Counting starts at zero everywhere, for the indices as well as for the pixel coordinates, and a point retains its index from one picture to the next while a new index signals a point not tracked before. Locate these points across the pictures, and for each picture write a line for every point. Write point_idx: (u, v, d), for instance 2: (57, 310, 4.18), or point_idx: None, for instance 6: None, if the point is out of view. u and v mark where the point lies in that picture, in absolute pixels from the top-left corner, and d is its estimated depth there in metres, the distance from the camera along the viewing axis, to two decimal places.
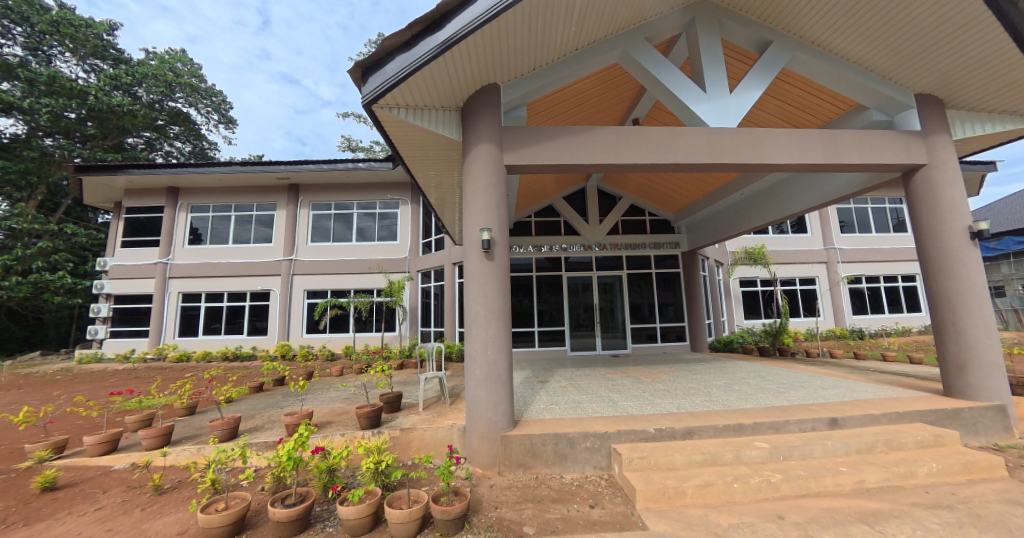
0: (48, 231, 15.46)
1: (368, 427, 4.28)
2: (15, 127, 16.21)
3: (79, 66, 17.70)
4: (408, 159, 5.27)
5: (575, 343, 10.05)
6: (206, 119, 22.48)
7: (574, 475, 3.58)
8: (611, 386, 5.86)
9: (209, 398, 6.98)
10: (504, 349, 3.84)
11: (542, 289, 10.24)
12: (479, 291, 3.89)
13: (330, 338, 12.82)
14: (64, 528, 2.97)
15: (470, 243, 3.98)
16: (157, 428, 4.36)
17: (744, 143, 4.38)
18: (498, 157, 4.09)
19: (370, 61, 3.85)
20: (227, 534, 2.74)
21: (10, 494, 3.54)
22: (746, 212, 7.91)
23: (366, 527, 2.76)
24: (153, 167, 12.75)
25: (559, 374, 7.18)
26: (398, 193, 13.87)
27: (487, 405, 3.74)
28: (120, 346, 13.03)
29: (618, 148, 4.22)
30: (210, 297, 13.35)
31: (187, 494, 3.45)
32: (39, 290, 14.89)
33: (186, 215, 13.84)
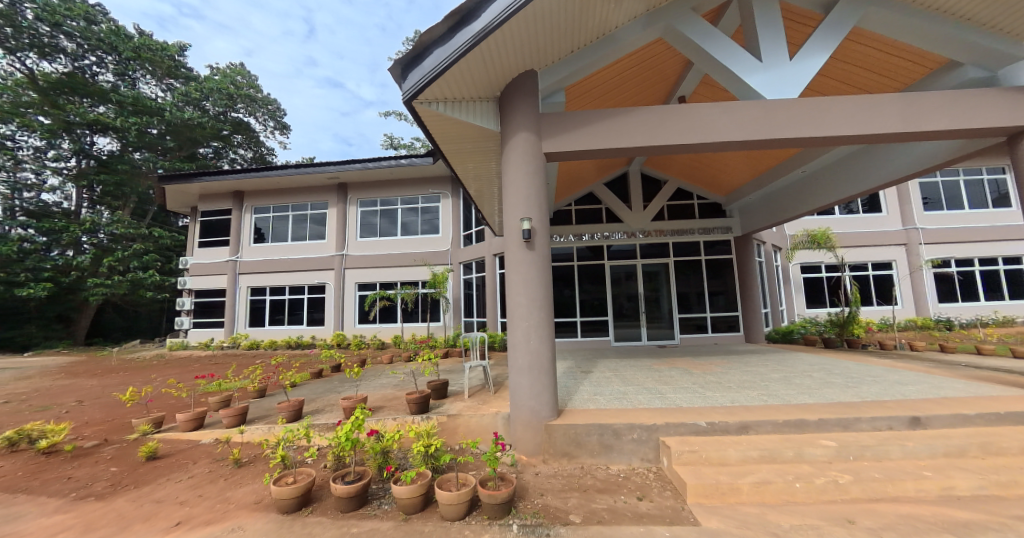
0: (140, 235, 17.44)
1: (418, 412, 4.47)
2: (111, 145, 18.35)
3: (157, 85, 20.14)
4: (447, 153, 5.35)
5: (619, 333, 9.82)
6: (264, 127, 24.25)
7: (621, 466, 3.52)
8: (657, 377, 5.68)
9: (276, 382, 7.61)
10: (547, 339, 3.83)
11: (583, 279, 10.08)
12: (521, 282, 3.88)
13: (380, 328, 13.48)
14: (166, 492, 3.39)
15: (510, 233, 3.97)
16: (235, 408, 4.85)
17: (806, 115, 3.99)
18: (537, 146, 4.04)
19: (409, 58, 3.94)
20: (297, 506, 2.98)
21: (123, 460, 4.11)
22: (805, 190, 7.35)
23: (418, 506, 2.89)
24: (220, 173, 13.95)
25: (603, 365, 7.08)
26: (439, 187, 14.11)
27: (530, 395, 3.76)
28: (202, 335, 14.52)
29: (665, 127, 4.01)
30: (274, 290, 14.52)
31: (261, 467, 3.80)
32: (136, 288, 16.89)
33: (250, 216, 15.07)
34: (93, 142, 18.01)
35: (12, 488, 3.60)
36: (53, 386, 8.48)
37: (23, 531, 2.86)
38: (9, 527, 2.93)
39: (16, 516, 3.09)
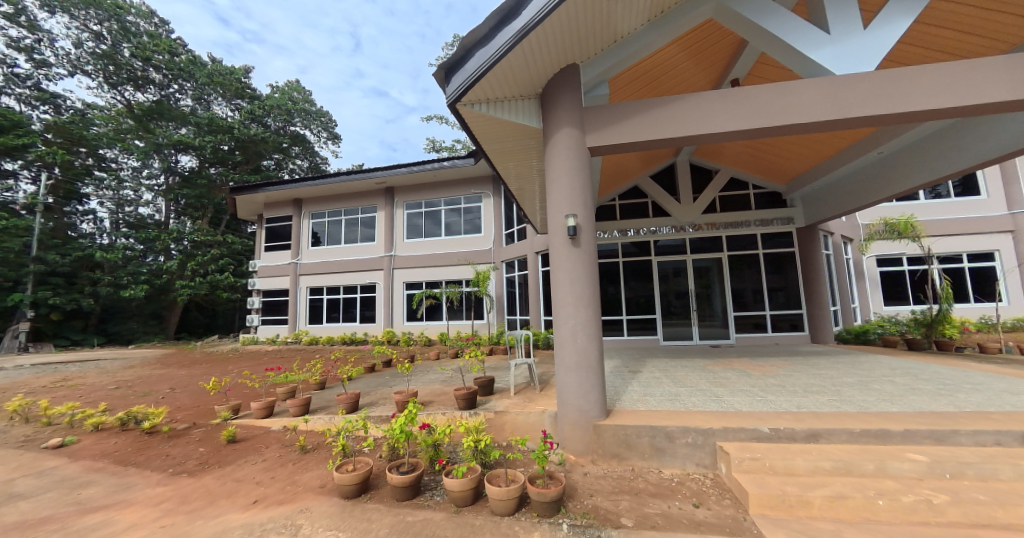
0: (217, 241, 19.33)
1: (466, 408, 4.56)
2: (191, 161, 20.48)
3: (227, 106, 22.16)
4: (490, 152, 5.41)
5: (667, 332, 9.42)
6: (318, 138, 25.94)
7: (674, 471, 3.38)
8: (711, 379, 5.36)
9: (334, 375, 8.13)
10: (595, 337, 3.75)
11: (629, 276, 9.77)
12: (567, 279, 3.83)
13: (426, 325, 13.94)
14: (245, 472, 3.74)
15: (555, 230, 3.92)
16: (301, 399, 5.24)
17: (884, 89, 3.59)
18: (581, 140, 3.97)
19: (452, 62, 4.02)
20: (356, 493, 3.15)
21: (209, 441, 4.58)
22: (882, 174, 6.64)
23: (469, 500, 2.95)
24: (281, 183, 15.09)
25: (651, 364, 6.83)
26: (481, 187, 14.25)
27: (578, 394, 3.70)
28: (269, 331, 15.84)
29: (718, 113, 3.77)
30: (330, 289, 15.50)
31: (324, 454, 4.07)
32: (214, 288, 18.76)
33: (308, 221, 16.18)
34: (178, 160, 20.22)
35: (124, 461, 4.14)
36: (151, 374, 9.66)
37: (133, 500, 3.28)
38: (122, 495, 3.37)
39: (127, 486, 3.55)
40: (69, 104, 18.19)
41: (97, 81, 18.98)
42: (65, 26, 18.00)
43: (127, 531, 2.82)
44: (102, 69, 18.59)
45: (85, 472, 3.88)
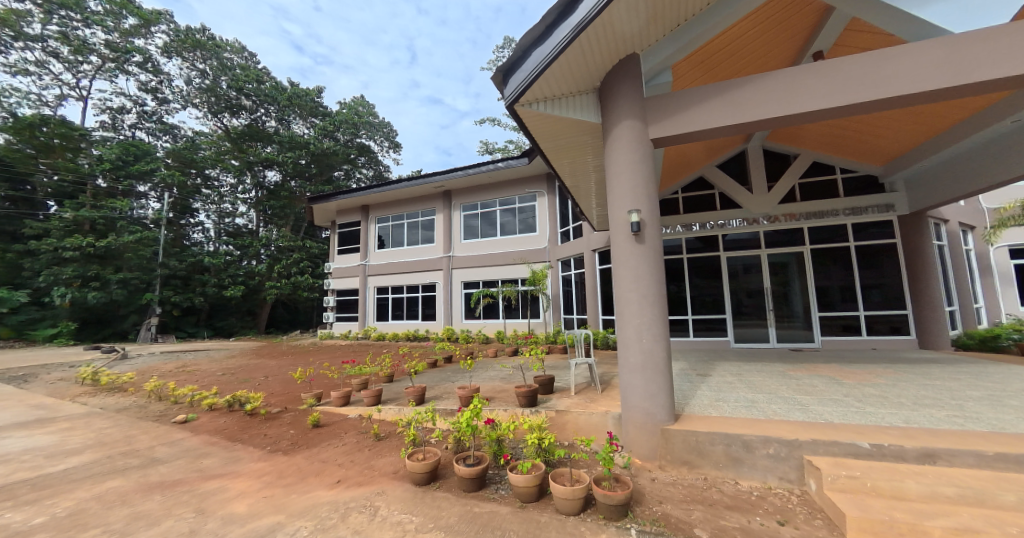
0: (297, 246, 21.40)
1: (527, 405, 4.60)
2: (276, 176, 22.85)
3: (304, 124, 24.46)
4: (546, 150, 5.39)
5: (739, 333, 8.71)
6: (381, 147, 27.68)
7: (754, 484, 3.12)
8: (794, 386, 4.86)
9: (400, 370, 8.61)
10: (661, 336, 3.58)
11: (695, 273, 9.19)
12: (630, 277, 3.69)
13: (484, 323, 14.24)
14: (328, 454, 4.10)
15: (617, 226, 3.80)
16: (373, 390, 5.64)
17: (1014, 47, 3.04)
18: (644, 132, 3.80)
19: (510, 63, 4.09)
20: (425, 481, 3.32)
21: (297, 425, 5.10)
22: (1018, 146, 5.57)
23: (534, 496, 2.97)
24: (350, 192, 16.37)
25: (722, 368, 6.37)
26: (535, 186, 14.19)
27: (645, 395, 3.54)
28: (343, 327, 17.24)
29: (800, 90, 3.41)
30: (395, 289, 16.47)
31: (396, 442, 4.33)
32: (295, 288, 20.83)
33: (374, 226, 17.37)
34: (265, 176, 22.72)
35: (232, 437, 4.76)
36: (249, 363, 10.98)
37: (240, 471, 3.75)
38: (233, 467, 3.87)
39: (236, 459, 4.07)
40: (182, 133, 21.43)
41: (204, 112, 22.08)
42: (179, 67, 21.04)
43: (238, 499, 3.22)
44: (206, 101, 21.58)
45: (205, 444, 4.52)
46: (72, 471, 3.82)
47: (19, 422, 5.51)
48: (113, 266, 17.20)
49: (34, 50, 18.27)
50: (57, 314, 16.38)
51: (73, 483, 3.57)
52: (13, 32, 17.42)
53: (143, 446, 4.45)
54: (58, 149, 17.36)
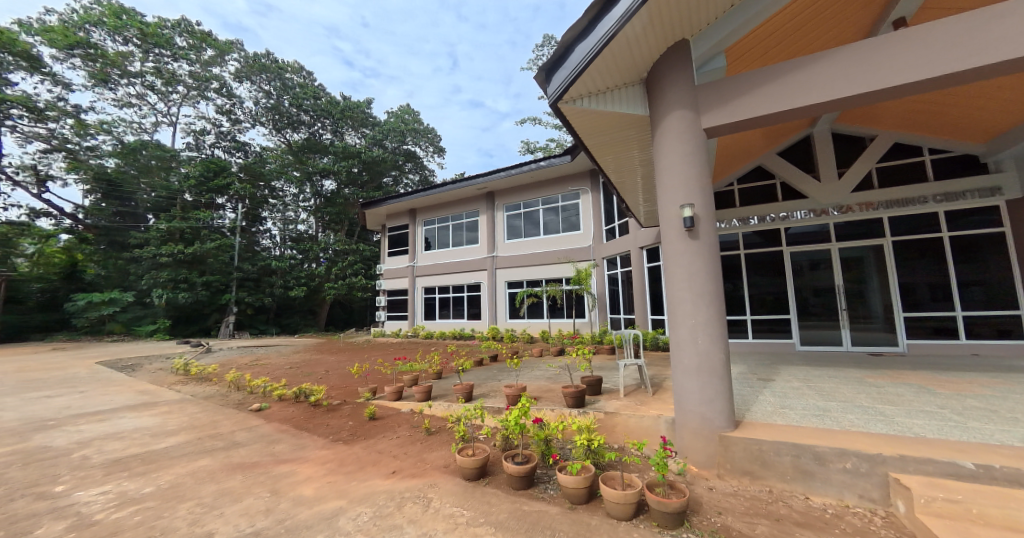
0: (352, 249, 22.72)
1: (575, 406, 4.54)
2: (331, 185, 24.39)
3: (355, 135, 25.91)
4: (591, 146, 5.29)
5: (806, 335, 8.01)
6: (426, 153, 28.59)
7: (828, 501, 2.86)
8: (874, 395, 4.38)
9: (448, 367, 8.86)
10: (719, 338, 3.37)
11: (754, 270, 8.60)
12: (683, 275, 3.51)
13: (529, 323, 14.26)
14: (383, 446, 4.31)
15: (668, 222, 3.64)
16: (424, 386, 5.85)
17: None
18: (696, 122, 3.61)
19: (554, 60, 4.06)
20: (475, 476, 3.38)
21: (355, 417, 5.40)
22: None
23: (584, 498, 2.93)
24: (399, 196, 17.10)
25: (786, 372, 5.89)
26: (578, 184, 13.96)
27: (701, 400, 3.36)
28: (394, 326, 18.07)
29: (878, 65, 3.06)
30: (442, 289, 16.96)
31: (445, 437, 4.47)
32: (351, 289, 22.06)
33: (421, 228, 18.02)
34: (322, 185, 24.28)
35: (299, 426, 5.15)
36: (311, 358, 11.83)
37: (307, 458, 4.04)
38: (301, 453, 4.18)
39: (303, 446, 4.40)
40: (251, 149, 23.50)
41: (269, 129, 24.06)
42: (248, 89, 23.10)
43: (306, 482, 3.48)
44: (271, 119, 23.52)
45: (276, 431, 4.92)
46: (171, 449, 4.33)
47: (129, 404, 6.35)
48: (198, 270, 19.28)
49: (134, 85, 21.00)
50: (156, 313, 18.80)
51: (171, 459, 4.05)
52: (120, 71, 20.22)
53: (225, 431, 4.94)
54: (154, 169, 20.25)
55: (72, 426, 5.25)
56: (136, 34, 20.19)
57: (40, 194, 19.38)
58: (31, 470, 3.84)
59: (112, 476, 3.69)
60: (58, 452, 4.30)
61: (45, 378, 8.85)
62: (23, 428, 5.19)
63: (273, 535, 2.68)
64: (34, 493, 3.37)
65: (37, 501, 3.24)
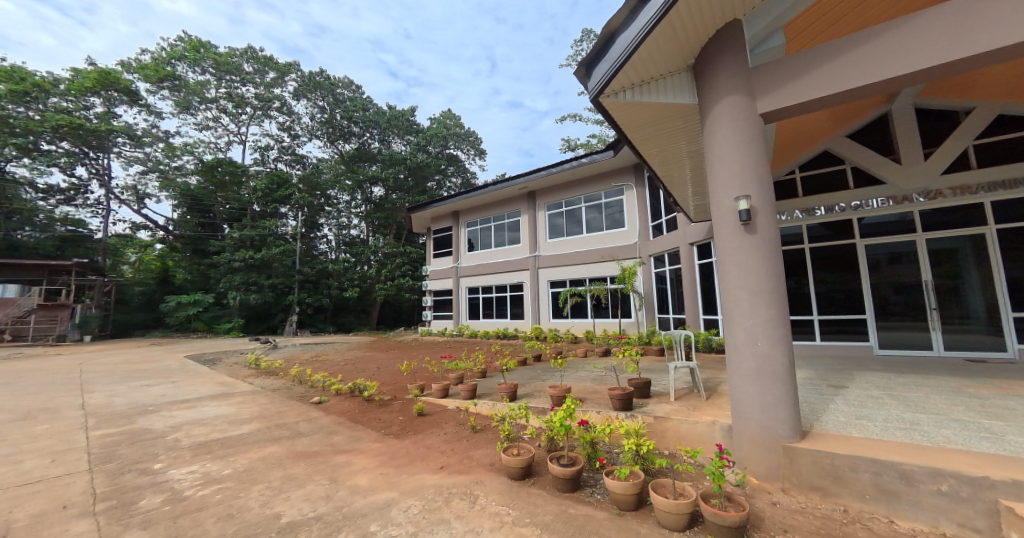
0: (399, 252, 23.66)
1: (622, 409, 4.39)
2: (380, 191, 25.55)
3: (400, 142, 26.96)
4: (636, 140, 5.10)
5: (885, 337, 7.21)
6: (468, 156, 29.09)
7: (917, 526, 2.53)
8: (976, 409, 3.81)
9: (493, 366, 8.95)
10: (781, 339, 3.10)
11: (821, 265, 7.88)
12: (739, 272, 3.27)
13: (573, 323, 14.06)
14: (432, 441, 4.43)
15: (721, 216, 3.41)
16: (469, 384, 5.94)
17: None
18: (751, 108, 3.34)
19: (594, 52, 3.96)
20: (520, 476, 3.36)
21: (405, 412, 5.61)
22: None
23: (633, 505, 2.81)
24: (442, 199, 17.57)
25: (862, 379, 5.32)
26: (622, 180, 13.54)
27: (761, 406, 3.11)
28: (440, 325, 18.60)
29: (973, 28, 2.66)
30: (485, 288, 17.19)
31: (491, 435, 4.50)
32: (399, 289, 22.97)
33: (464, 230, 18.40)
34: (371, 191, 25.48)
35: (354, 419, 5.43)
36: (364, 356, 12.49)
37: (362, 449, 4.25)
38: (356, 445, 4.40)
39: (358, 438, 4.63)
40: (308, 161, 25.20)
41: (324, 141, 25.64)
42: (305, 106, 24.81)
43: (361, 473, 3.65)
44: (326, 132, 25.09)
45: (334, 423, 5.23)
46: (246, 435, 4.74)
47: (212, 394, 7.05)
48: (265, 274, 20.99)
49: (211, 109, 23.33)
50: (231, 313, 20.74)
51: (246, 444, 4.42)
52: (199, 98, 22.55)
53: (290, 421, 5.32)
54: (228, 184, 22.24)
55: (166, 411, 5.91)
56: (211, 65, 22.50)
57: (139, 209, 22.19)
58: (136, 448, 4.37)
59: (198, 457, 4.10)
60: (156, 434, 4.85)
61: (146, 368, 10.07)
62: (129, 411, 5.92)
63: (332, 520, 2.83)
64: (137, 469, 3.83)
65: (140, 476, 3.67)
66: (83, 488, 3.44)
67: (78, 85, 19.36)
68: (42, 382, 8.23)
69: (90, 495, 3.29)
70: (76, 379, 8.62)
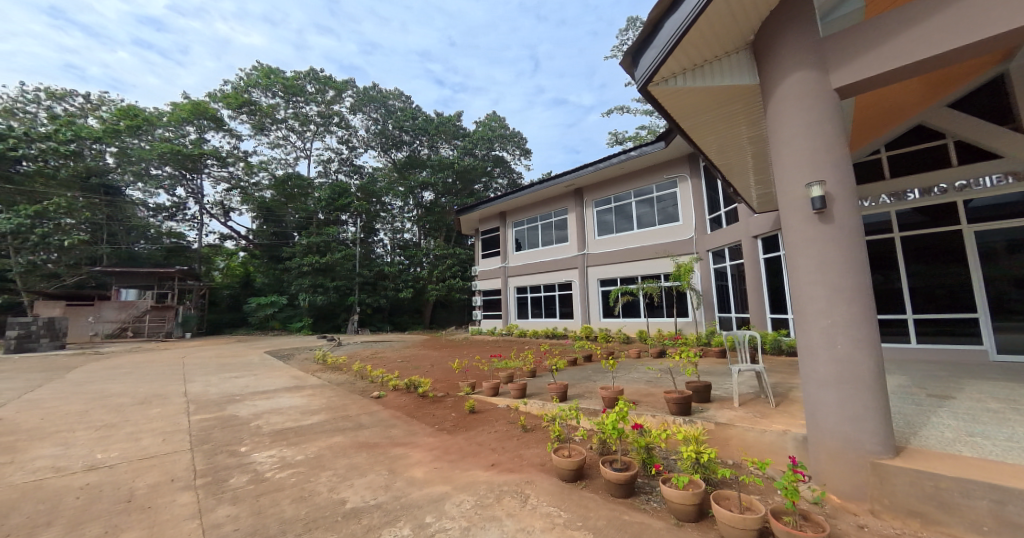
0: (449, 253, 24.33)
1: (680, 413, 4.15)
2: (431, 196, 26.51)
3: (448, 147, 27.70)
4: (689, 128, 4.79)
5: (1004, 340, 6.11)
6: (513, 157, 29.17)
7: None
8: None
9: (542, 366, 8.90)
10: (867, 341, 2.74)
11: (914, 257, 6.93)
12: (814, 266, 2.94)
13: (624, 322, 13.58)
14: (483, 439, 4.48)
15: (790, 205, 3.08)
16: (519, 383, 5.94)
17: None
18: (823, 83, 2.99)
19: (641, 39, 3.77)
20: (572, 479, 3.28)
21: (456, 409, 5.73)
22: None
23: (692, 516, 2.63)
24: (489, 200, 17.81)
25: (971, 388, 4.58)
26: (674, 171, 12.84)
27: (842, 416, 2.77)
28: (489, 324, 18.89)
29: None
30: (534, 288, 17.18)
31: (542, 436, 4.46)
32: (450, 290, 23.66)
33: (511, 230, 18.52)
34: (422, 196, 26.46)
35: (410, 413, 5.65)
36: (418, 353, 13.02)
37: (417, 443, 4.40)
38: (412, 439, 4.56)
39: (414, 432, 4.81)
40: (365, 170, 26.73)
41: (378, 151, 27.04)
42: (361, 119, 26.34)
43: (417, 465, 3.77)
44: (380, 143, 26.51)
45: (392, 417, 5.47)
46: (316, 425, 5.11)
47: (286, 386, 7.70)
48: (329, 277, 22.60)
49: (281, 129, 25.54)
50: (301, 312, 22.60)
51: (316, 434, 4.76)
52: (271, 120, 24.80)
53: (354, 413, 5.66)
54: (297, 196, 24.24)
55: (250, 400, 6.55)
56: (280, 89, 24.65)
57: (225, 221, 24.90)
58: (226, 432, 4.88)
59: (276, 443, 4.47)
60: (242, 420, 5.38)
61: (233, 362, 11.27)
62: (220, 399, 6.64)
63: (391, 509, 2.95)
64: (227, 451, 4.26)
65: (229, 457, 4.08)
66: (186, 464, 3.89)
67: (176, 116, 22.11)
68: (155, 372, 9.51)
69: (191, 471, 3.72)
70: (180, 370, 9.86)
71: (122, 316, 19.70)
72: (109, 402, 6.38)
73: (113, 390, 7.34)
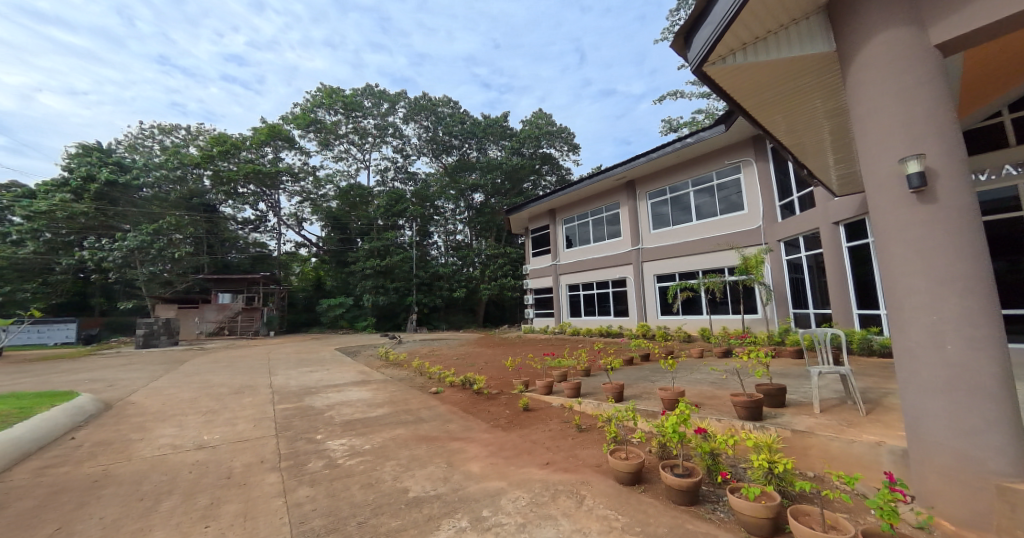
0: (501, 253, 24.58)
1: (749, 418, 3.81)
2: (481, 198, 27.03)
3: (496, 148, 27.99)
4: (754, 107, 4.38)
5: None
6: (562, 153, 28.75)
7: None
8: None
9: (597, 365, 8.70)
10: (987, 341, 2.30)
11: None
12: (913, 254, 2.53)
13: (685, 320, 12.85)
14: (537, 437, 4.45)
15: (880, 186, 2.69)
16: (573, 382, 5.82)
17: None
18: (918, 41, 2.57)
19: (695, 16, 3.50)
20: (630, 482, 3.14)
21: (510, 406, 5.76)
22: None
23: (767, 530, 2.39)
24: (538, 198, 17.75)
25: None
26: (737, 156, 11.88)
27: (956, 430, 2.34)
28: (542, 322, 18.84)
29: None
30: (586, 285, 16.86)
31: (597, 436, 4.33)
32: (502, 289, 23.91)
33: (561, 227, 18.31)
34: (472, 198, 27.03)
35: (466, 409, 5.78)
36: (473, 351, 13.33)
37: (474, 438, 4.47)
38: (468, 434, 4.66)
39: (470, 427, 4.91)
40: (418, 176, 27.89)
41: (431, 156, 28.05)
42: (413, 128, 27.45)
43: (474, 460, 3.84)
44: (432, 149, 27.54)
45: (449, 412, 5.63)
46: (381, 417, 5.40)
47: (354, 380, 8.25)
48: (389, 278, 23.90)
49: (343, 143, 27.31)
50: (366, 312, 24.17)
51: (380, 425, 5.03)
52: (335, 135, 26.61)
53: (414, 407, 5.92)
54: (359, 204, 25.91)
55: (323, 393, 7.09)
56: (342, 106, 26.39)
57: (298, 230, 27.24)
58: (305, 421, 5.32)
59: (346, 432, 4.79)
60: (317, 410, 5.84)
61: (309, 358, 12.33)
62: (299, 391, 7.27)
63: (450, 500, 3.02)
64: (306, 437, 4.64)
65: (308, 443, 4.44)
66: (272, 448, 4.30)
67: (257, 139, 24.54)
68: (245, 366, 10.65)
69: (277, 454, 4.10)
70: (266, 364, 10.97)
71: (220, 316, 22.72)
72: (211, 391, 7.25)
73: (214, 380, 8.35)
